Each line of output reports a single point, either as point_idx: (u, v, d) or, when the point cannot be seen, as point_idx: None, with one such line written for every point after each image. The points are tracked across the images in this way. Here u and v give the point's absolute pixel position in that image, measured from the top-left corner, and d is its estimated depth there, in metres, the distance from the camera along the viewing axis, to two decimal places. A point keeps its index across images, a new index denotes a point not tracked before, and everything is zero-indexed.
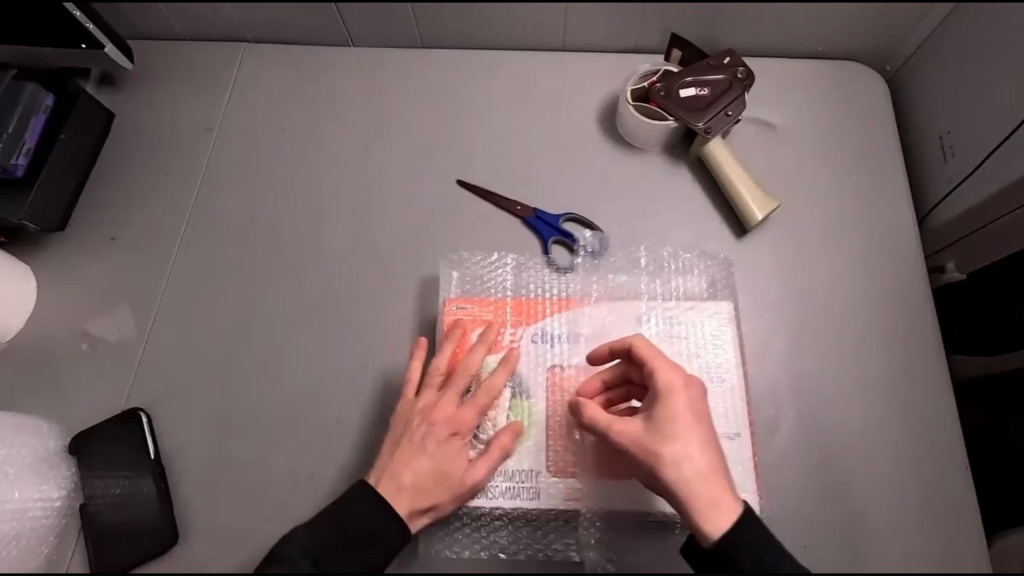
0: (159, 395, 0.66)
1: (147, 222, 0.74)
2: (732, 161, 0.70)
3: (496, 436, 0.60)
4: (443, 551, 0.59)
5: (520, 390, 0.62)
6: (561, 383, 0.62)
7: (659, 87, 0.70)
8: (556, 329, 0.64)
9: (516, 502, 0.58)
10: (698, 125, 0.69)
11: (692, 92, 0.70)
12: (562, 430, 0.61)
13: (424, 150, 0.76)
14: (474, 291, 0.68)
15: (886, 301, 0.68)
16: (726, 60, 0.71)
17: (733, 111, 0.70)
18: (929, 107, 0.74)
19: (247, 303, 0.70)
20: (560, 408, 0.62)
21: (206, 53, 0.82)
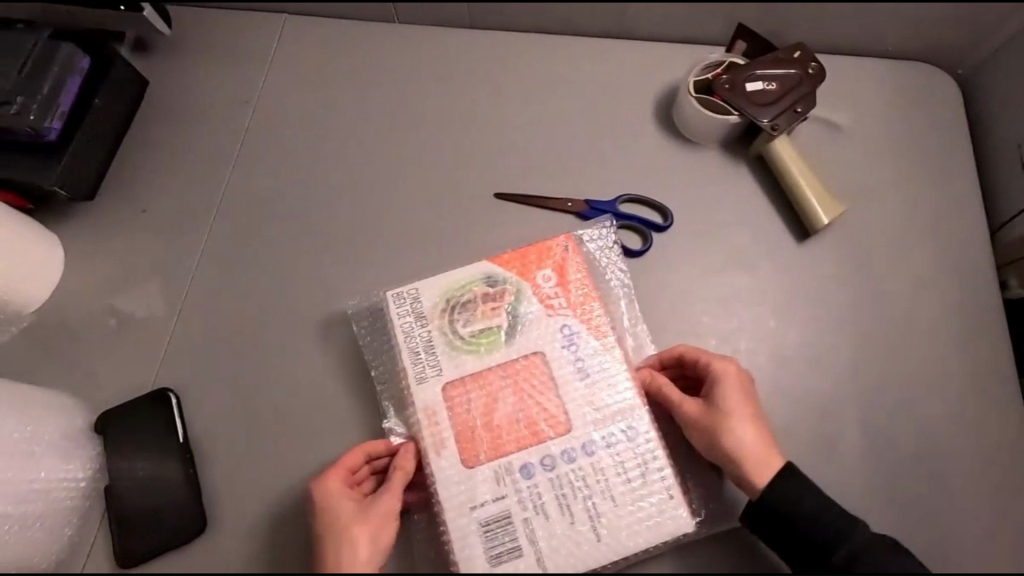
0: (189, 376, 0.63)
1: (180, 195, 0.71)
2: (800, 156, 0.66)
3: (462, 327, 0.59)
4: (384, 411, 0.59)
5: (513, 327, 0.59)
6: (554, 364, 0.58)
7: (725, 79, 0.66)
8: (587, 347, 0.58)
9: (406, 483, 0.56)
10: (764, 121, 0.66)
11: (760, 86, 0.66)
12: (494, 385, 0.57)
13: (470, 135, 0.73)
14: (574, 256, 0.62)
15: (954, 315, 0.64)
16: (795, 54, 0.67)
17: (802, 108, 0.66)
18: (1006, 115, 0.70)
19: (282, 285, 0.66)
20: (526, 368, 0.58)
21: (244, 22, 0.79)
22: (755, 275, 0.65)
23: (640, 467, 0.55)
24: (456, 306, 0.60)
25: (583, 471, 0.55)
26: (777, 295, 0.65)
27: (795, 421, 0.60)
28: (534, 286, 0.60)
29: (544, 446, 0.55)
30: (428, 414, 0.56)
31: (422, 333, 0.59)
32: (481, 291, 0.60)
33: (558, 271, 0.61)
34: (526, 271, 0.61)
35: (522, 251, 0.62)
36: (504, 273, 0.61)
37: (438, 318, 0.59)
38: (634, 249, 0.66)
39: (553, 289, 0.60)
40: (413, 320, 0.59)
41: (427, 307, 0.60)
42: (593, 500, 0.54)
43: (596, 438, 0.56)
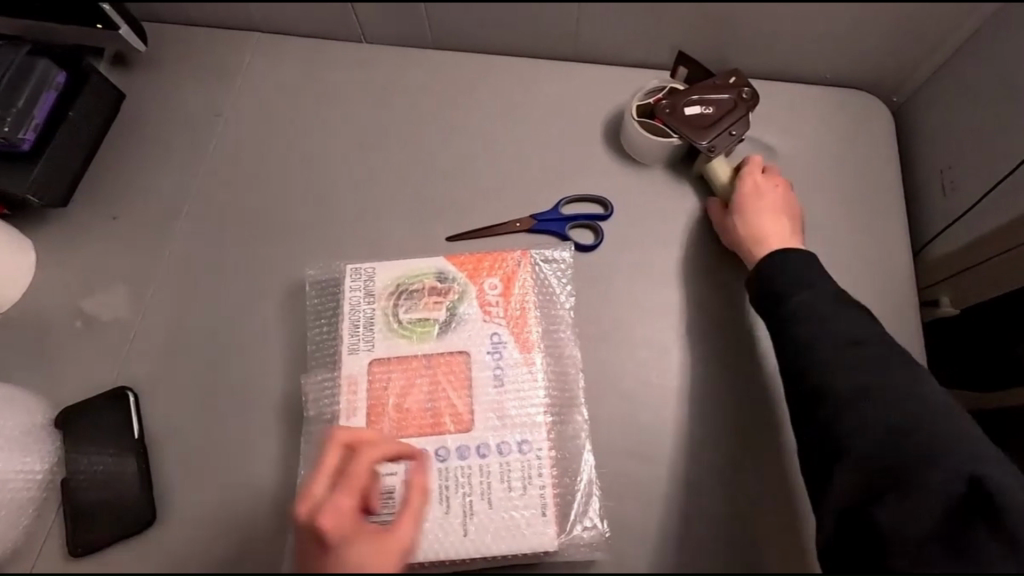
0: (148, 376, 0.66)
1: (148, 203, 0.75)
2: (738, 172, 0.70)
3: (403, 312, 0.62)
4: (314, 373, 0.62)
5: (447, 324, 0.62)
6: (473, 370, 0.60)
7: (665, 104, 0.70)
8: (509, 359, 0.61)
9: (311, 457, 0.60)
10: (701, 144, 0.69)
11: (698, 110, 0.70)
12: (417, 377, 0.60)
13: (427, 149, 0.76)
14: (524, 272, 0.65)
15: (878, 330, 0.68)
16: (731, 80, 0.71)
17: (738, 130, 0.70)
18: (933, 141, 0.74)
19: (241, 290, 0.70)
20: (446, 365, 0.60)
21: (218, 40, 0.83)
22: (692, 289, 0.68)
23: (524, 477, 0.57)
24: (404, 291, 0.63)
25: (470, 469, 0.57)
26: (713, 307, 0.67)
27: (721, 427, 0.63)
28: (477, 293, 0.63)
29: (442, 437, 0.57)
30: (350, 384, 0.59)
31: (367, 310, 0.62)
32: (431, 284, 0.63)
33: (504, 283, 0.64)
34: (476, 274, 0.64)
35: (478, 257, 0.64)
36: (455, 272, 0.63)
37: (385, 300, 0.62)
38: (589, 243, 0.70)
39: (494, 301, 0.63)
40: (362, 298, 0.63)
41: (378, 287, 0.63)
42: (470, 498, 0.56)
43: (493, 443, 0.58)
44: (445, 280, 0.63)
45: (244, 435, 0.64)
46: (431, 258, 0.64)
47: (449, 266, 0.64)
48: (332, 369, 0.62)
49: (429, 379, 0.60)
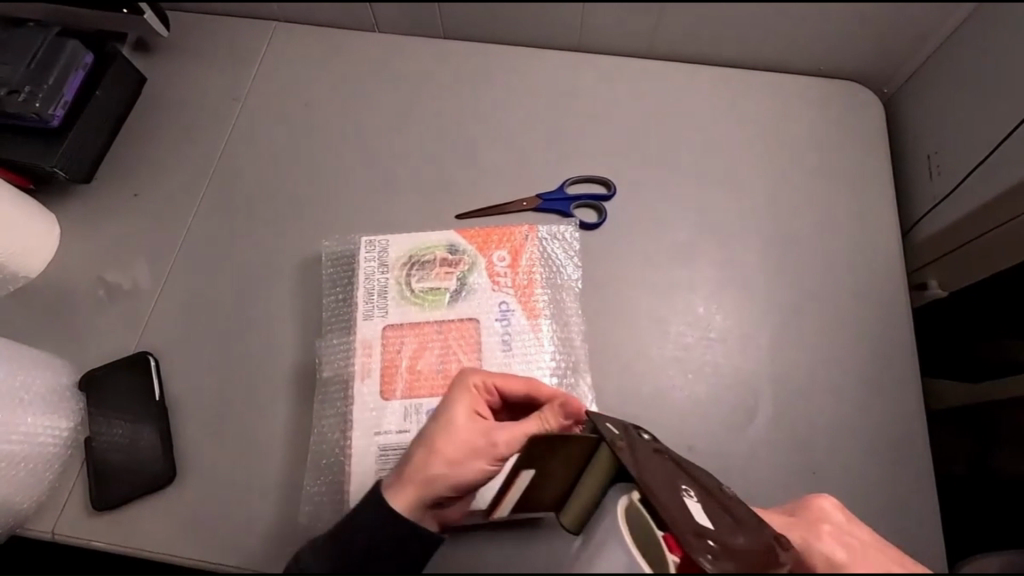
0: (167, 342, 0.69)
1: (168, 181, 0.78)
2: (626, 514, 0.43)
3: (415, 281, 0.65)
4: (329, 338, 0.65)
5: (457, 293, 0.65)
6: (482, 334, 0.63)
7: None
8: (516, 326, 0.64)
9: (324, 418, 0.63)
10: None
11: None
12: (429, 341, 0.63)
13: (437, 132, 0.79)
14: (531, 246, 0.68)
15: (869, 305, 0.71)
16: None
17: None
18: (922, 129, 0.78)
19: (258, 263, 0.73)
20: (457, 330, 0.63)
21: (236, 28, 0.86)
22: (691, 266, 0.71)
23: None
24: (417, 261, 0.66)
25: None
26: (709, 283, 0.71)
27: (719, 395, 0.66)
28: (487, 264, 0.66)
29: None
30: (364, 347, 0.62)
31: (381, 279, 0.65)
32: (443, 256, 0.66)
33: (512, 255, 0.67)
34: (485, 247, 0.67)
35: (487, 230, 0.67)
36: (465, 245, 0.66)
37: (398, 270, 0.65)
38: (592, 222, 0.73)
39: (503, 272, 0.66)
40: (376, 267, 0.66)
41: (391, 258, 0.66)
42: None
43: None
44: (456, 252, 0.66)
45: (259, 400, 0.65)
46: (441, 231, 0.67)
47: (460, 239, 0.67)
48: (346, 334, 0.65)
49: (439, 343, 0.63)
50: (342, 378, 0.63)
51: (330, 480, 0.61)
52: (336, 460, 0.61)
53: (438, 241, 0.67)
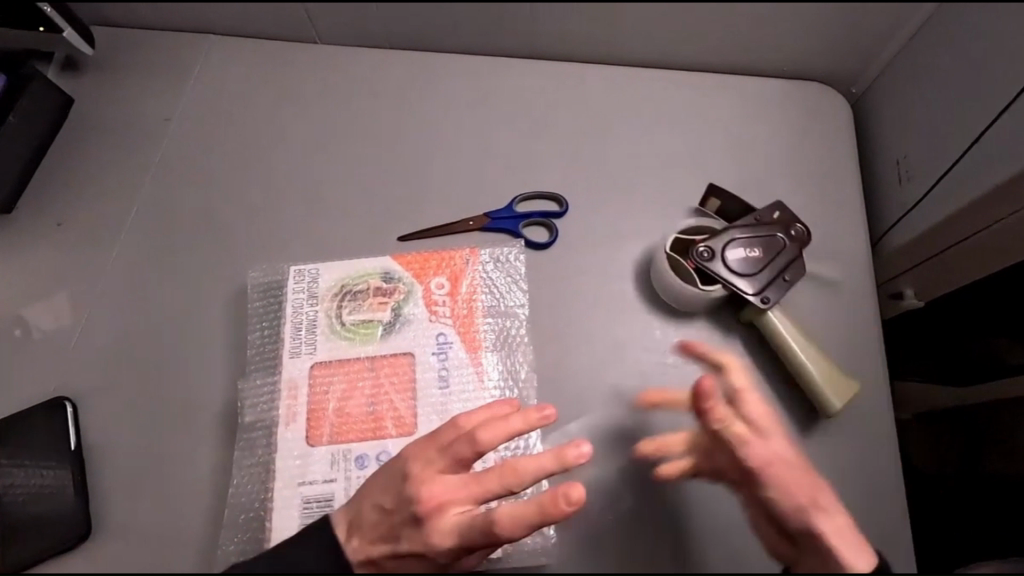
0: (89, 385, 0.64)
1: (94, 209, 0.73)
2: (766, 212, 0.65)
3: (347, 314, 0.61)
4: (254, 378, 0.60)
5: (392, 326, 0.61)
6: (417, 370, 0.59)
7: (703, 250, 0.62)
8: (456, 359, 0.60)
9: (248, 469, 0.58)
10: (751, 296, 0.61)
11: (743, 253, 0.62)
12: (360, 379, 0.59)
13: (380, 149, 0.75)
14: (472, 272, 0.64)
15: (843, 322, 0.66)
16: (774, 215, 0.64)
17: (791, 276, 0.62)
18: (892, 133, 0.73)
19: (184, 295, 0.68)
20: (389, 367, 0.59)
21: (168, 43, 0.81)
22: (648, 285, 0.67)
23: None
24: (349, 292, 0.62)
25: None
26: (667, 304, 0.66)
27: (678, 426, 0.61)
28: (426, 292, 0.62)
29: (383, 441, 0.57)
30: (290, 388, 0.59)
31: (310, 312, 0.61)
32: (377, 284, 0.62)
33: (452, 282, 0.63)
34: (422, 274, 0.63)
35: (425, 256, 0.63)
36: (402, 272, 0.63)
37: (329, 302, 0.62)
38: (541, 242, 0.69)
39: (442, 300, 0.62)
40: (305, 300, 0.62)
41: (322, 289, 0.62)
42: None
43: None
44: (392, 281, 0.62)
45: (185, 446, 0.61)
46: (377, 258, 0.63)
47: (397, 267, 0.63)
48: (271, 373, 0.61)
49: (371, 381, 0.58)
50: (265, 423, 0.58)
51: (250, 536, 0.56)
52: (256, 514, 0.57)
53: (373, 269, 0.63)
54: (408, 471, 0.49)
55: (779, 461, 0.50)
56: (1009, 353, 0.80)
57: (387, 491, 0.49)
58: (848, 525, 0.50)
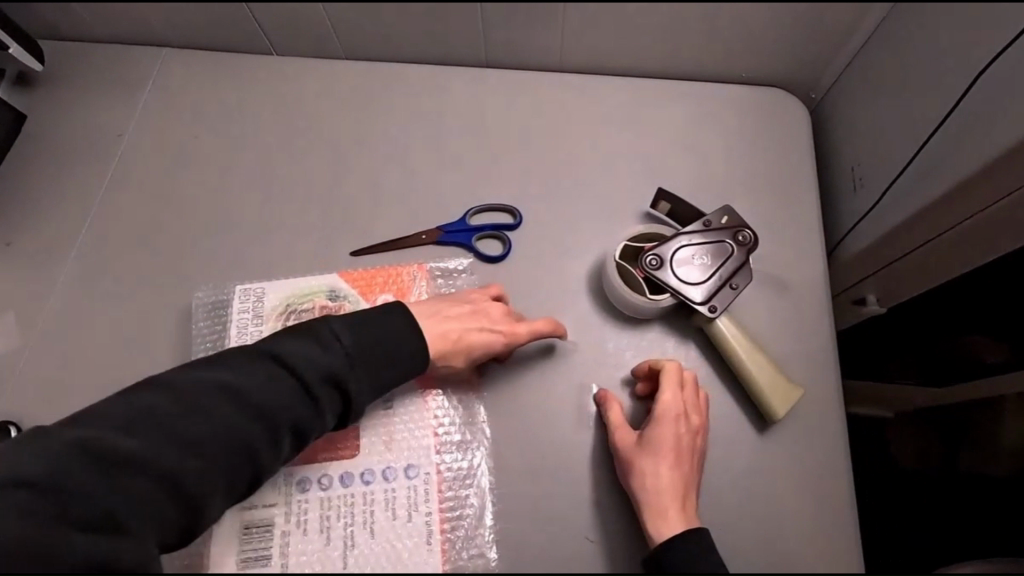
0: (39, 408, 0.64)
1: (43, 227, 0.72)
2: (715, 217, 0.62)
3: None
4: None
5: None
6: None
7: (650, 258, 0.61)
8: None
9: None
10: (698, 305, 0.60)
11: (689, 261, 0.61)
12: None
13: (334, 161, 0.74)
14: (419, 288, 0.67)
15: (800, 330, 0.65)
16: (723, 219, 0.62)
17: (739, 283, 0.60)
18: (849, 138, 0.73)
19: (137, 315, 0.68)
20: None
21: (122, 56, 0.80)
22: (601, 297, 0.66)
23: (410, 504, 0.56)
24: (295, 310, 0.64)
25: (352, 499, 0.56)
26: (619, 316, 0.65)
27: None
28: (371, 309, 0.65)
29: (324, 465, 0.56)
30: None
31: (256, 331, 0.63)
32: (323, 302, 0.65)
33: (399, 298, 0.66)
34: (369, 291, 0.66)
35: (370, 273, 0.66)
36: (347, 290, 0.65)
37: (275, 322, 0.64)
38: (495, 255, 0.68)
39: None
40: (252, 321, 0.64)
41: (268, 308, 0.64)
42: (353, 528, 0.55)
43: (378, 468, 0.57)
44: (338, 299, 0.65)
45: None
46: (323, 276, 0.66)
47: (343, 284, 0.65)
48: None
49: None
50: None
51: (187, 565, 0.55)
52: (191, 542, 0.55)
53: (320, 287, 0.66)
54: (481, 344, 0.59)
55: (660, 487, 0.54)
56: (984, 352, 0.81)
57: (470, 319, 0.59)
58: (678, 499, 0.54)
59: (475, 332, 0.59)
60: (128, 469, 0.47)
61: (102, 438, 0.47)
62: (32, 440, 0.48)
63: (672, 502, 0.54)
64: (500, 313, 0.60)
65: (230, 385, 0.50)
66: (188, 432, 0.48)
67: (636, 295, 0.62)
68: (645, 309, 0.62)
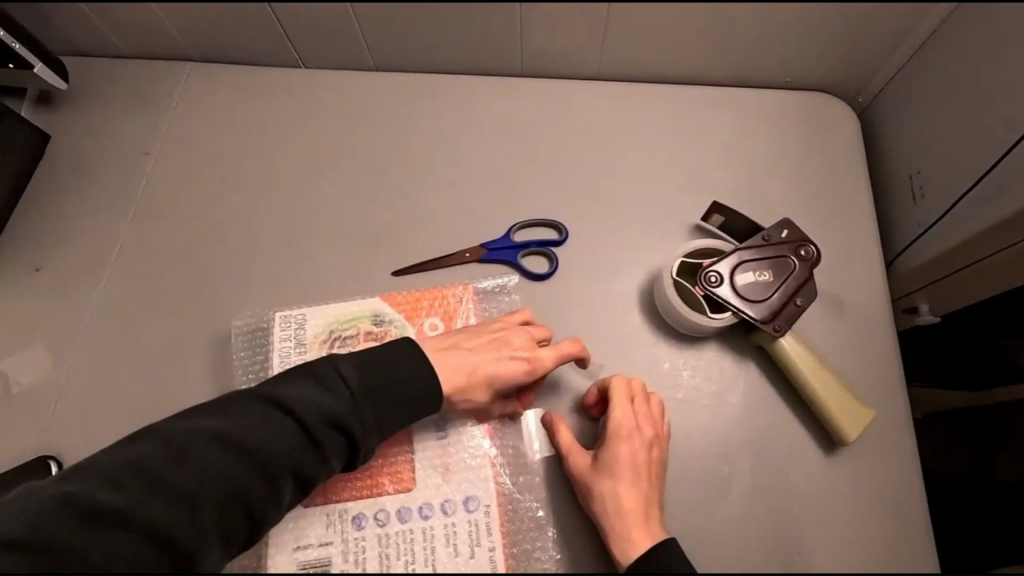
0: (74, 441, 0.62)
1: (72, 252, 0.70)
2: (775, 231, 0.61)
3: None
4: None
5: None
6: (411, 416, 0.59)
7: (711, 274, 0.59)
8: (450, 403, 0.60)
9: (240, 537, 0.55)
10: (762, 323, 0.58)
11: (751, 277, 0.59)
12: None
13: (371, 179, 0.72)
14: (466, 309, 0.65)
15: (863, 345, 0.63)
16: (783, 233, 0.60)
17: (803, 300, 0.59)
18: (904, 146, 0.71)
19: (172, 342, 0.66)
20: None
21: (146, 73, 0.78)
22: (654, 315, 0.64)
23: (471, 539, 0.55)
24: (337, 337, 0.63)
25: (411, 535, 0.54)
26: (674, 334, 0.63)
27: (690, 462, 0.59)
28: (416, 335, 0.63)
29: (380, 499, 0.55)
30: None
31: (299, 360, 0.62)
32: (367, 329, 0.63)
33: (445, 321, 0.64)
34: (414, 315, 0.64)
35: (414, 296, 0.64)
36: (391, 315, 0.64)
37: (317, 351, 0.62)
38: (541, 274, 0.66)
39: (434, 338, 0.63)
40: (294, 351, 0.62)
41: (310, 336, 0.63)
42: (413, 565, 0.53)
43: (435, 503, 0.55)
44: (384, 325, 0.63)
45: None
46: (366, 300, 0.64)
47: (388, 309, 0.63)
48: None
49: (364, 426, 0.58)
50: None
51: None
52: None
53: (363, 311, 0.64)
54: (503, 373, 0.56)
55: (620, 509, 0.52)
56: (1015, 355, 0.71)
57: (489, 348, 0.57)
58: (640, 518, 0.52)
59: (495, 362, 0.56)
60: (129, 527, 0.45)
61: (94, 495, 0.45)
62: (21, 499, 0.46)
63: (635, 523, 0.52)
64: (518, 339, 0.58)
65: (225, 432, 0.48)
66: (182, 484, 0.46)
67: (696, 313, 0.60)
68: (706, 328, 0.60)
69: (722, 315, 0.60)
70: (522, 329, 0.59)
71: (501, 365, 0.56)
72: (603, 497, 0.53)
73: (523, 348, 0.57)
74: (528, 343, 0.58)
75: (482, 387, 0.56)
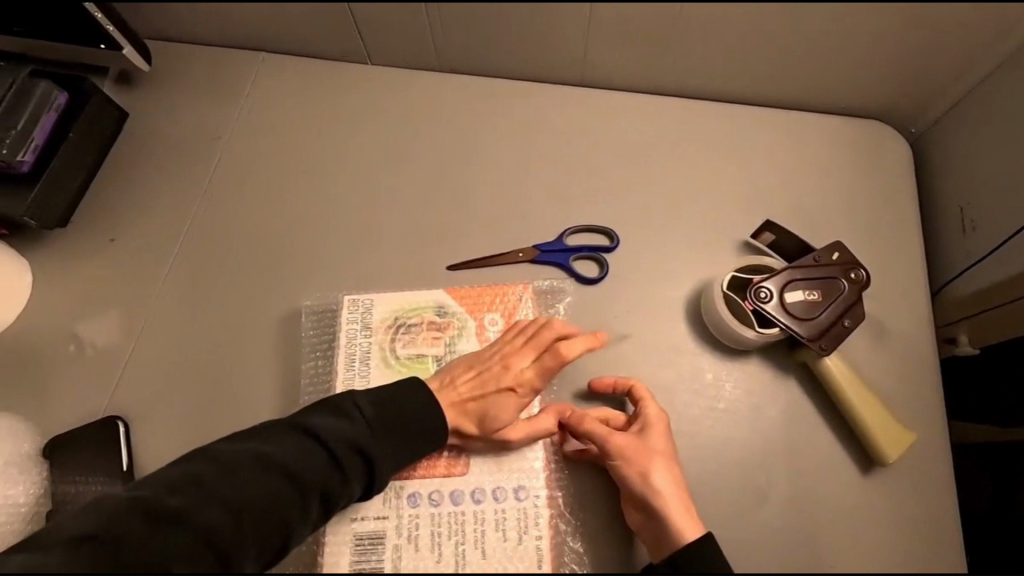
0: (140, 403, 0.66)
1: (145, 225, 0.74)
2: (827, 253, 0.62)
3: (399, 347, 0.65)
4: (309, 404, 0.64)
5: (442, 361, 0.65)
6: None
7: (761, 290, 0.61)
8: None
9: None
10: (809, 340, 0.60)
11: (800, 296, 0.61)
12: None
13: (432, 176, 0.74)
14: (524, 307, 0.67)
15: (905, 370, 0.64)
16: (834, 255, 0.62)
17: (851, 320, 0.60)
18: (955, 178, 0.72)
19: (235, 318, 0.69)
20: None
21: (222, 60, 0.82)
22: (699, 325, 0.66)
23: (520, 527, 0.57)
24: (403, 325, 0.65)
25: (464, 517, 0.57)
26: (718, 346, 0.65)
27: (728, 470, 0.61)
28: (477, 330, 0.66)
29: (435, 481, 0.58)
30: None
31: (364, 343, 0.65)
32: (432, 320, 0.66)
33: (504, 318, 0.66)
34: (476, 308, 0.67)
35: (475, 291, 0.67)
36: (454, 309, 0.66)
37: (382, 336, 0.65)
38: (590, 278, 0.68)
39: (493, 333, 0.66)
40: (360, 334, 0.65)
41: (377, 322, 0.66)
42: (463, 546, 0.56)
43: (488, 489, 0.58)
44: (447, 316, 0.66)
45: None
46: (431, 292, 0.67)
47: (451, 302, 0.66)
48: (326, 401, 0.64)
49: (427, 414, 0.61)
50: None
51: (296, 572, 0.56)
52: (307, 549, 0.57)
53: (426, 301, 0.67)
54: (500, 406, 0.57)
55: (667, 491, 0.54)
56: None
57: (480, 380, 0.59)
58: (682, 500, 0.54)
59: (486, 395, 0.58)
60: (298, 491, 0.51)
61: (239, 463, 0.50)
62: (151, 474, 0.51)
63: (682, 504, 0.54)
64: (504, 367, 0.59)
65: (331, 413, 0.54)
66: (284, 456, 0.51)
67: (743, 329, 0.61)
68: (751, 342, 0.62)
69: (769, 331, 0.61)
70: (510, 353, 0.60)
71: (493, 399, 0.58)
72: (648, 478, 0.55)
73: (511, 377, 0.59)
74: (515, 371, 0.59)
75: (479, 425, 0.57)
